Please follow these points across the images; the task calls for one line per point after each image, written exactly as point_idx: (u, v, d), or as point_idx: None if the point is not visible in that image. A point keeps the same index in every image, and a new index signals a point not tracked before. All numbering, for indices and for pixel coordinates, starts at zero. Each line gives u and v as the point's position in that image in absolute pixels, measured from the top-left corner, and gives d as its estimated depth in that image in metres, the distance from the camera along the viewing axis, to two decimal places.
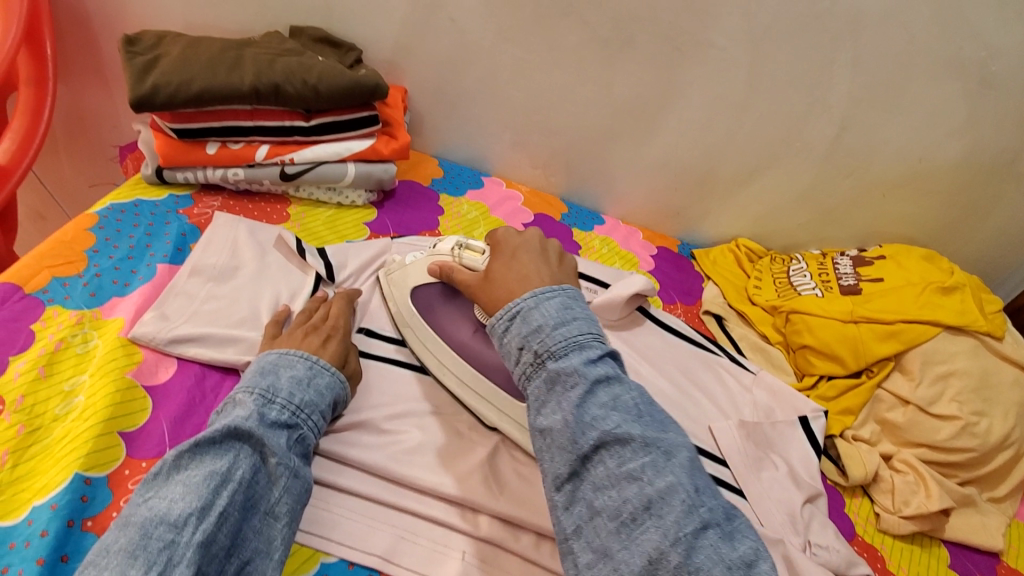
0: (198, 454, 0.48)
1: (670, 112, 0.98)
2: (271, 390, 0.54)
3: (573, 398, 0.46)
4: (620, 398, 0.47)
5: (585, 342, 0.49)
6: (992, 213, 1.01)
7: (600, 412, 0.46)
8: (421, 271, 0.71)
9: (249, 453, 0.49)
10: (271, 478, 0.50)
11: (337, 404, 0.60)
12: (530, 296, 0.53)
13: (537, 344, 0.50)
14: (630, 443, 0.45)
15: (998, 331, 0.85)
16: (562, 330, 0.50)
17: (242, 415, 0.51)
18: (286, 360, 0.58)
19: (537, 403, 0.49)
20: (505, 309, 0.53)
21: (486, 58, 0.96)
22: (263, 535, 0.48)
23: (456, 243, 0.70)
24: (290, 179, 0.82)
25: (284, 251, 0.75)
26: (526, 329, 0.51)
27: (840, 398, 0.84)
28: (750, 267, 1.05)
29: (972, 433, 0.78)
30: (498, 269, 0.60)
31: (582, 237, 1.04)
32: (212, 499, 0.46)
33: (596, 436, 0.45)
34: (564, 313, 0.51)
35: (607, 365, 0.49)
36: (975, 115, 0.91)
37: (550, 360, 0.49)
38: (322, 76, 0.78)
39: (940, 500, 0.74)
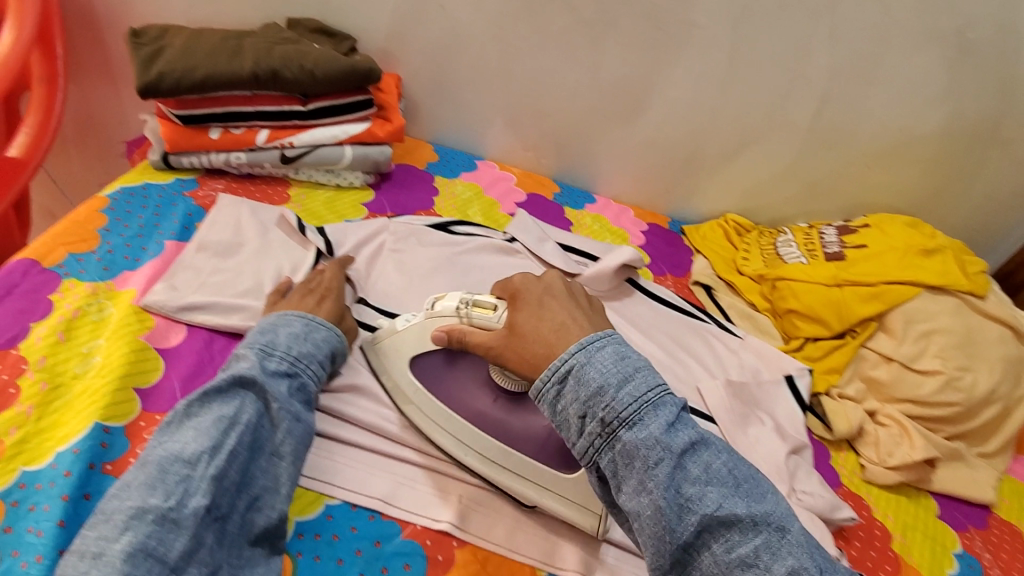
0: (206, 400, 0.52)
1: (656, 91, 1.01)
2: (270, 344, 0.58)
3: (663, 477, 0.46)
4: (711, 466, 0.48)
5: (657, 403, 0.48)
6: (976, 180, 1.04)
7: (695, 490, 0.47)
8: (421, 336, 0.64)
9: (253, 400, 0.54)
10: (274, 422, 0.54)
11: (335, 357, 0.64)
12: (580, 350, 0.51)
13: (603, 412, 0.48)
14: (737, 524, 0.46)
15: (980, 290, 0.87)
16: (628, 391, 0.48)
17: (245, 365, 0.55)
18: (284, 319, 0.62)
19: (616, 480, 0.48)
20: (551, 369, 0.51)
21: (476, 44, 1.00)
22: (271, 474, 0.52)
23: (461, 300, 0.62)
24: (289, 162, 0.86)
25: (286, 229, 0.79)
26: (585, 393, 0.49)
27: (825, 358, 0.86)
28: (739, 240, 1.08)
29: (956, 388, 0.80)
30: (525, 320, 0.56)
31: (574, 215, 1.07)
32: (223, 440, 0.50)
33: (696, 519, 0.46)
34: (623, 368, 0.50)
35: (686, 430, 0.49)
36: (952, 82, 0.94)
37: (623, 430, 0.47)
38: (318, 62, 0.82)
39: (923, 450, 0.76)
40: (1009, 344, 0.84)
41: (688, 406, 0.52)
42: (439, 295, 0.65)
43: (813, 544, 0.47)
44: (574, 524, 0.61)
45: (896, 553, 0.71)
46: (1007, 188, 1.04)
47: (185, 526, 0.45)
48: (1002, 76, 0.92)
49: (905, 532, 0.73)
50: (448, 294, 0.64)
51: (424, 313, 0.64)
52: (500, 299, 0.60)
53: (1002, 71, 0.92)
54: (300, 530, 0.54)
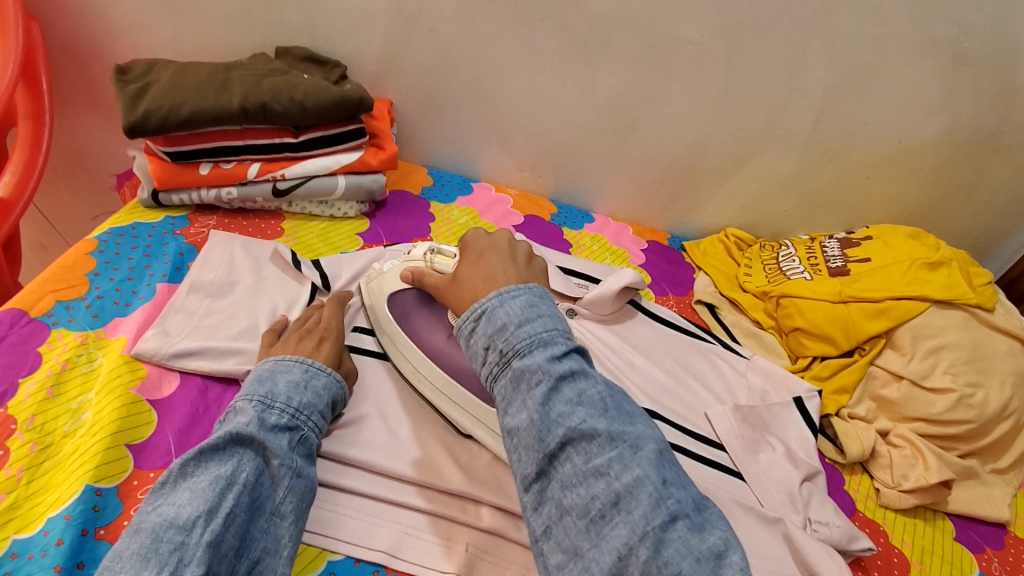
0: (203, 461, 0.50)
1: (651, 107, 1.00)
2: (270, 395, 0.57)
3: (539, 395, 0.48)
4: (585, 393, 0.49)
5: (549, 340, 0.51)
6: (978, 187, 1.03)
7: (565, 408, 0.48)
8: (396, 277, 0.72)
9: (251, 457, 0.52)
10: (275, 479, 0.52)
11: (336, 405, 0.62)
12: (496, 295, 0.54)
13: (501, 343, 0.51)
14: (596, 439, 0.47)
15: (988, 303, 0.86)
16: (525, 328, 0.51)
17: (243, 421, 0.53)
18: (282, 366, 0.60)
19: (505, 404, 0.50)
20: (470, 309, 0.54)
21: (468, 67, 0.99)
22: (271, 534, 0.50)
23: (428, 248, 0.72)
24: (282, 194, 0.84)
25: (281, 264, 0.77)
26: (491, 328, 0.52)
27: (834, 377, 0.85)
28: (740, 255, 1.07)
29: (968, 404, 0.79)
30: (465, 269, 0.62)
31: (572, 235, 1.06)
32: (219, 502, 0.48)
33: (562, 435, 0.47)
34: (528, 311, 0.52)
35: (571, 362, 0.51)
36: (950, 92, 0.93)
37: (515, 359, 0.50)
38: (308, 93, 0.80)
39: (939, 472, 0.74)
40: (1020, 357, 0.83)
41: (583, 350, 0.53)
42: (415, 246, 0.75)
43: (665, 464, 0.48)
44: None
45: None
46: (1009, 194, 1.03)
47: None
48: (1001, 84, 0.91)
49: (923, 558, 0.72)
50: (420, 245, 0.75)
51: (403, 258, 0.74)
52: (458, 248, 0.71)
53: (1000, 79, 0.91)
54: None
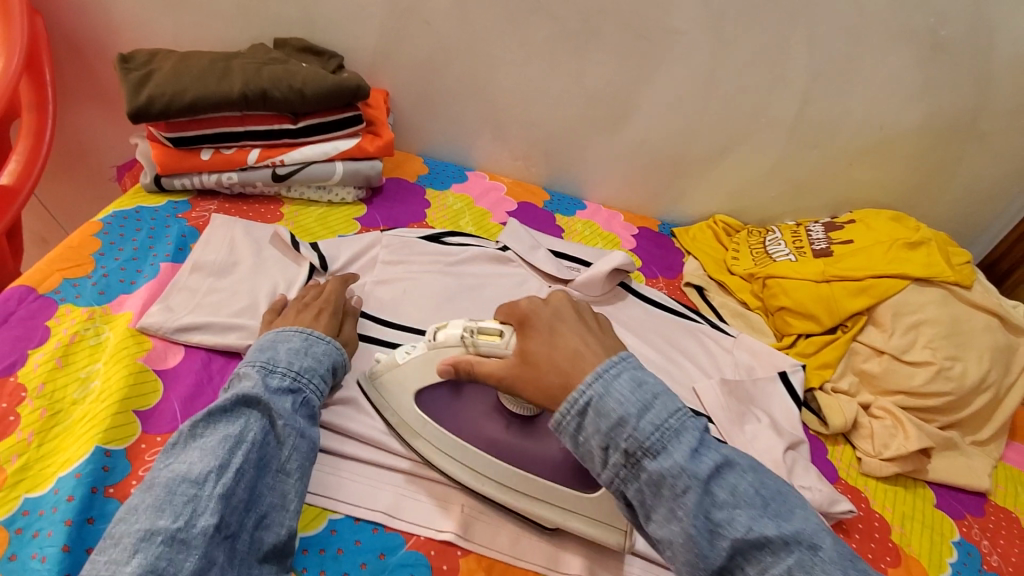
0: (211, 419, 0.53)
1: (640, 96, 1.03)
2: (272, 361, 0.59)
3: (690, 504, 0.47)
4: (738, 489, 0.48)
5: (679, 431, 0.49)
6: (958, 172, 1.06)
7: (724, 514, 0.48)
8: (422, 372, 0.62)
9: (258, 417, 0.54)
10: (280, 439, 0.54)
11: (337, 371, 0.64)
12: (596, 381, 0.51)
13: (625, 443, 0.49)
14: (766, 544, 0.46)
15: (966, 280, 0.88)
16: (650, 420, 0.49)
17: (248, 385, 0.55)
18: (283, 335, 0.62)
19: (645, 508, 0.49)
20: (570, 402, 0.51)
21: (462, 58, 1.02)
22: (279, 490, 0.53)
23: (466, 328, 0.60)
24: (281, 179, 0.87)
25: (280, 246, 0.80)
26: (607, 424, 0.50)
27: (818, 354, 0.87)
28: (728, 241, 1.10)
29: (947, 377, 0.82)
30: (535, 348, 0.56)
31: (565, 222, 1.08)
32: (229, 459, 0.50)
33: (727, 544, 0.47)
34: (642, 397, 0.50)
35: (710, 454, 0.49)
36: (929, 79, 0.96)
37: (647, 459, 0.48)
38: (306, 80, 0.83)
39: (918, 440, 0.77)
40: (997, 333, 0.86)
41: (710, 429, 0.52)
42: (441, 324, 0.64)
43: (843, 556, 0.47)
44: (577, 529, 0.61)
45: (895, 544, 0.71)
46: (988, 179, 1.06)
47: (194, 546, 0.46)
48: (977, 71, 0.94)
49: (904, 523, 0.74)
50: (451, 323, 0.63)
51: (426, 343, 0.63)
52: (506, 324, 0.59)
53: (976, 66, 0.94)
54: (304, 546, 0.55)
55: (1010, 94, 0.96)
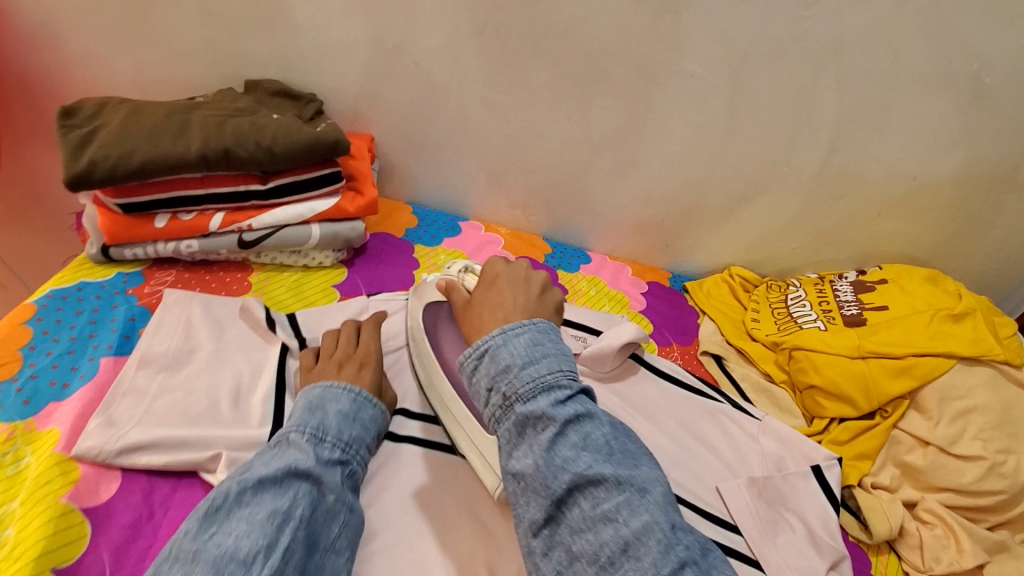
0: (261, 489, 0.50)
1: (650, 144, 0.93)
2: (322, 428, 0.58)
3: (543, 440, 0.48)
4: (590, 436, 0.49)
5: (553, 384, 0.50)
6: (996, 225, 0.97)
7: (571, 453, 0.48)
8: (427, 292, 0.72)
9: (308, 490, 0.52)
10: (329, 515, 0.53)
11: (379, 433, 0.64)
12: (499, 334, 0.54)
13: (505, 386, 0.51)
14: (602, 483, 0.47)
15: (1016, 358, 0.79)
16: (530, 372, 0.51)
17: (300, 455, 0.54)
18: (331, 393, 0.62)
19: (511, 446, 0.51)
20: (473, 347, 0.55)
21: (454, 101, 0.92)
22: (327, 570, 0.51)
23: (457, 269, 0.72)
24: (248, 246, 0.76)
25: (249, 321, 0.70)
26: (495, 369, 0.52)
27: (855, 442, 0.78)
28: (746, 297, 1.01)
29: (1000, 474, 0.72)
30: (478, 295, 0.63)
31: (568, 279, 0.99)
32: (279, 536, 0.48)
33: (568, 478, 0.47)
34: (532, 353, 0.52)
35: (575, 405, 0.51)
36: (969, 129, 0.87)
37: (519, 403, 0.50)
38: (277, 136, 0.73)
39: (973, 555, 0.68)
40: None
41: (588, 390, 0.54)
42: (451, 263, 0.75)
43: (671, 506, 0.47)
44: None
45: None
46: None
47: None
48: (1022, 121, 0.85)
49: None
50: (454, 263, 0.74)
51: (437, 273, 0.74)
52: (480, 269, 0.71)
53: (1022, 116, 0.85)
54: None
55: None
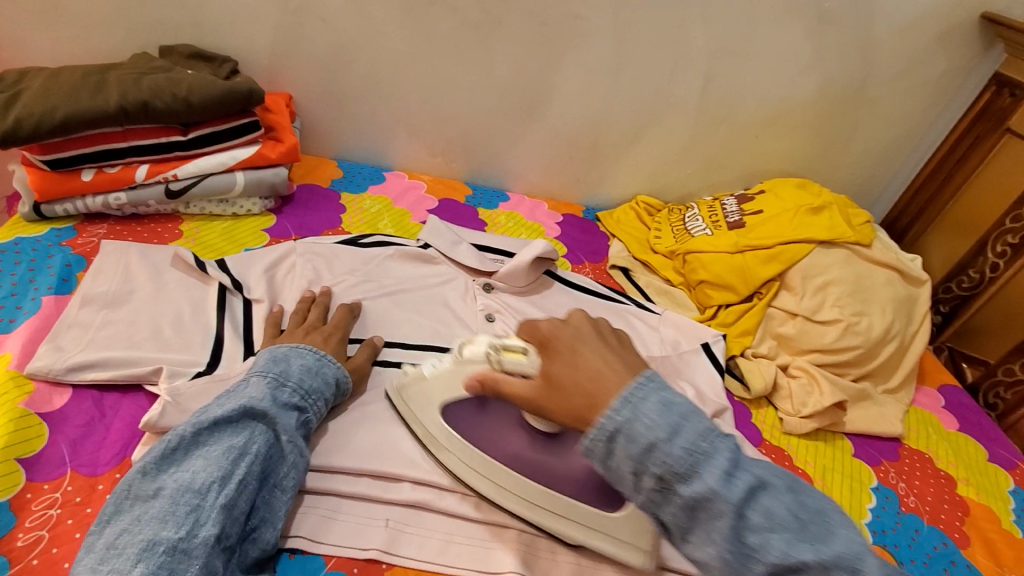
0: (217, 429, 0.54)
1: (549, 85, 1.03)
2: (283, 375, 0.62)
3: (725, 530, 0.43)
4: (774, 512, 0.44)
5: (711, 454, 0.45)
6: (855, 137, 1.10)
7: (758, 538, 0.44)
8: (447, 386, 0.68)
9: (263, 430, 0.56)
10: (282, 453, 0.57)
11: (342, 391, 0.67)
12: (623, 405, 0.47)
13: (657, 468, 0.45)
14: (807, 570, 0.42)
15: (866, 240, 0.93)
16: (680, 445, 0.45)
17: (257, 397, 0.58)
18: (297, 351, 0.66)
19: (680, 530, 0.46)
20: (597, 426, 0.47)
21: (364, 55, 0.98)
22: (274, 504, 0.56)
23: (490, 347, 0.67)
24: (175, 195, 0.82)
25: (183, 267, 0.76)
26: (636, 450, 0.45)
27: (738, 322, 0.91)
28: (650, 220, 1.12)
29: (855, 332, 0.86)
30: (558, 368, 0.54)
31: (487, 215, 1.08)
32: (233, 470, 0.52)
33: (764, 569, 0.43)
34: (672, 420, 0.46)
35: (743, 475, 0.45)
36: (819, 50, 0.99)
37: (680, 485, 0.44)
38: (192, 88, 0.79)
39: (832, 395, 0.81)
40: (897, 286, 0.91)
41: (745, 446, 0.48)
42: (467, 343, 0.72)
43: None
44: (507, 522, 0.63)
45: None
46: (882, 142, 1.11)
47: (195, 556, 0.47)
48: (863, 39, 0.98)
49: (824, 475, 0.78)
50: (476, 341, 0.71)
51: (453, 360, 0.70)
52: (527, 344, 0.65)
53: (862, 34, 0.98)
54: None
55: (895, 60, 1.01)
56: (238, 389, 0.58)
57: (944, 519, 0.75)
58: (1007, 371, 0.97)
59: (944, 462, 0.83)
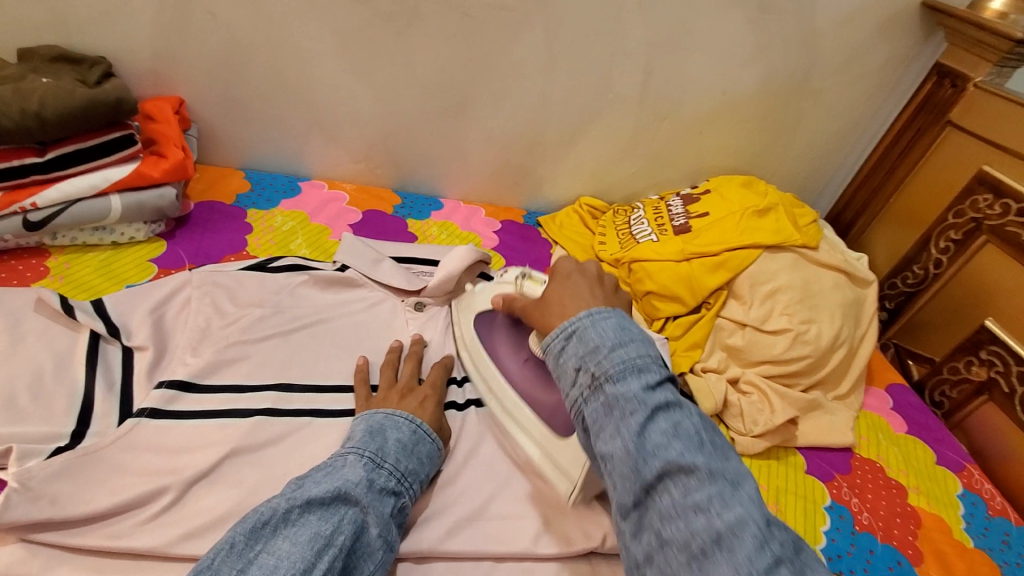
0: (308, 510, 0.48)
1: (479, 82, 0.94)
2: (380, 454, 0.56)
3: (635, 425, 0.44)
4: (684, 427, 0.45)
5: (644, 366, 0.47)
6: (800, 130, 1.07)
7: (662, 440, 0.44)
8: (485, 299, 0.75)
9: (351, 518, 0.49)
10: (366, 548, 0.50)
11: (435, 469, 0.62)
12: (587, 314, 0.51)
13: (594, 365, 0.48)
14: (695, 473, 0.42)
15: (813, 242, 0.89)
16: (621, 353, 0.48)
17: (352, 479, 0.52)
18: (392, 421, 0.60)
19: (595, 428, 0.46)
20: (559, 327, 0.52)
21: (264, 53, 0.87)
22: None
23: (519, 273, 0.73)
24: (37, 227, 0.70)
25: (48, 312, 0.64)
26: (583, 349, 0.49)
27: (686, 335, 0.86)
28: (594, 224, 1.06)
29: (804, 341, 0.82)
30: (552, 289, 0.60)
31: (418, 227, 0.99)
32: (317, 562, 0.45)
33: (658, 466, 0.43)
34: (622, 334, 0.49)
35: (666, 391, 0.47)
36: (761, 41, 0.94)
37: (608, 383, 0.46)
38: (45, 101, 0.68)
39: (782, 413, 0.79)
40: (844, 289, 0.88)
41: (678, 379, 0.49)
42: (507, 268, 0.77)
43: (772, 514, 0.42)
44: None
45: None
46: (826, 135, 1.08)
47: None
48: (805, 28, 0.93)
49: (779, 498, 0.74)
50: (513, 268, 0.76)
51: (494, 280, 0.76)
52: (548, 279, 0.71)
53: (803, 23, 0.93)
54: None
55: (837, 49, 0.96)
56: (335, 468, 0.53)
57: (897, 535, 0.73)
58: (952, 369, 0.93)
59: (894, 471, 0.81)
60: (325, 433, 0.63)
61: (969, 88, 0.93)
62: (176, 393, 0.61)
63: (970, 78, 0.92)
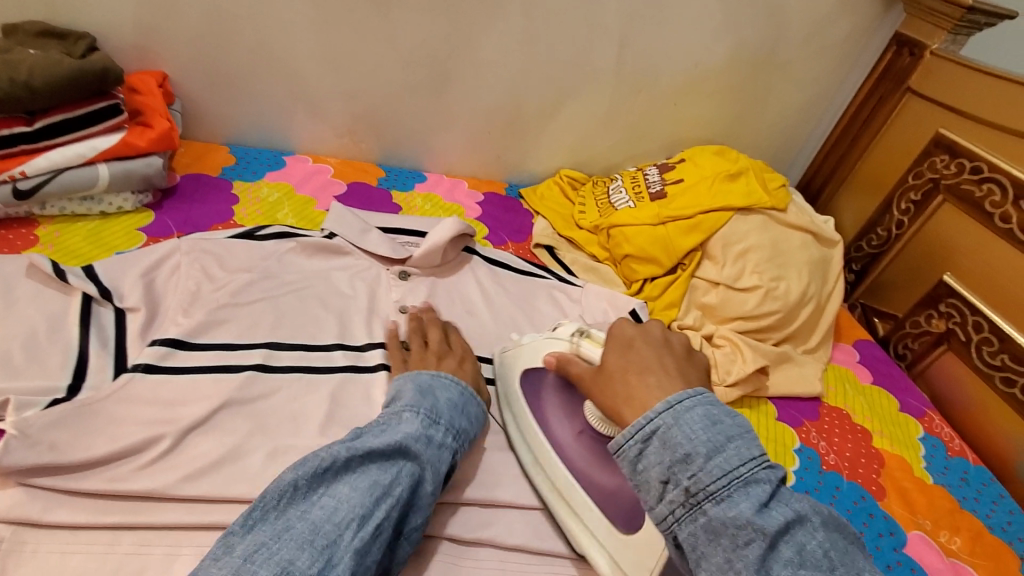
0: (369, 460, 0.51)
1: (460, 56, 0.96)
2: (435, 410, 0.57)
3: (752, 557, 0.40)
4: (804, 547, 0.41)
5: (749, 481, 0.43)
6: (771, 100, 1.10)
7: (786, 571, 0.40)
8: (534, 355, 0.67)
9: (409, 471, 0.52)
10: (418, 498, 0.52)
11: (481, 429, 0.64)
12: (667, 411, 0.47)
13: (689, 481, 0.44)
14: None
15: (781, 204, 0.94)
16: (719, 463, 0.43)
17: (410, 432, 0.54)
18: (441, 382, 0.61)
19: (697, 554, 0.43)
20: (635, 427, 0.47)
21: (246, 27, 0.88)
22: (395, 549, 0.51)
23: (576, 330, 0.65)
24: (26, 195, 0.72)
25: (41, 276, 0.65)
26: (671, 459, 0.45)
27: (663, 295, 0.90)
28: (574, 194, 1.09)
29: (774, 297, 0.86)
30: (613, 361, 0.55)
31: (402, 198, 1.01)
32: (375, 510, 0.48)
33: None
34: (715, 438, 0.44)
35: (779, 505, 0.43)
36: (731, 14, 0.97)
37: (709, 503, 0.43)
38: (33, 70, 0.69)
39: (753, 362, 0.82)
40: (812, 248, 0.92)
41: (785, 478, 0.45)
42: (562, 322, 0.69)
43: None
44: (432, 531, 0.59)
45: None
46: (795, 105, 1.12)
47: None
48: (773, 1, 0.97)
49: None
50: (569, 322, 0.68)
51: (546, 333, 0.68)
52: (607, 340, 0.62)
53: None
54: None
55: (804, 21, 1.00)
56: (393, 421, 0.55)
57: (862, 473, 0.78)
58: (914, 323, 0.98)
59: (860, 417, 0.86)
60: (316, 387, 0.66)
61: (926, 56, 0.98)
62: (170, 350, 0.63)
63: (927, 46, 0.97)
